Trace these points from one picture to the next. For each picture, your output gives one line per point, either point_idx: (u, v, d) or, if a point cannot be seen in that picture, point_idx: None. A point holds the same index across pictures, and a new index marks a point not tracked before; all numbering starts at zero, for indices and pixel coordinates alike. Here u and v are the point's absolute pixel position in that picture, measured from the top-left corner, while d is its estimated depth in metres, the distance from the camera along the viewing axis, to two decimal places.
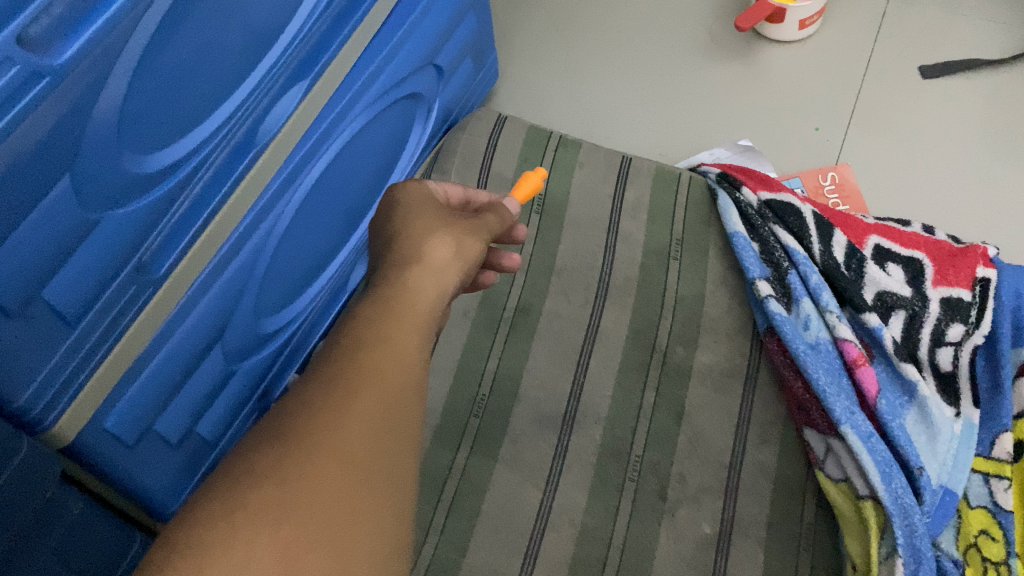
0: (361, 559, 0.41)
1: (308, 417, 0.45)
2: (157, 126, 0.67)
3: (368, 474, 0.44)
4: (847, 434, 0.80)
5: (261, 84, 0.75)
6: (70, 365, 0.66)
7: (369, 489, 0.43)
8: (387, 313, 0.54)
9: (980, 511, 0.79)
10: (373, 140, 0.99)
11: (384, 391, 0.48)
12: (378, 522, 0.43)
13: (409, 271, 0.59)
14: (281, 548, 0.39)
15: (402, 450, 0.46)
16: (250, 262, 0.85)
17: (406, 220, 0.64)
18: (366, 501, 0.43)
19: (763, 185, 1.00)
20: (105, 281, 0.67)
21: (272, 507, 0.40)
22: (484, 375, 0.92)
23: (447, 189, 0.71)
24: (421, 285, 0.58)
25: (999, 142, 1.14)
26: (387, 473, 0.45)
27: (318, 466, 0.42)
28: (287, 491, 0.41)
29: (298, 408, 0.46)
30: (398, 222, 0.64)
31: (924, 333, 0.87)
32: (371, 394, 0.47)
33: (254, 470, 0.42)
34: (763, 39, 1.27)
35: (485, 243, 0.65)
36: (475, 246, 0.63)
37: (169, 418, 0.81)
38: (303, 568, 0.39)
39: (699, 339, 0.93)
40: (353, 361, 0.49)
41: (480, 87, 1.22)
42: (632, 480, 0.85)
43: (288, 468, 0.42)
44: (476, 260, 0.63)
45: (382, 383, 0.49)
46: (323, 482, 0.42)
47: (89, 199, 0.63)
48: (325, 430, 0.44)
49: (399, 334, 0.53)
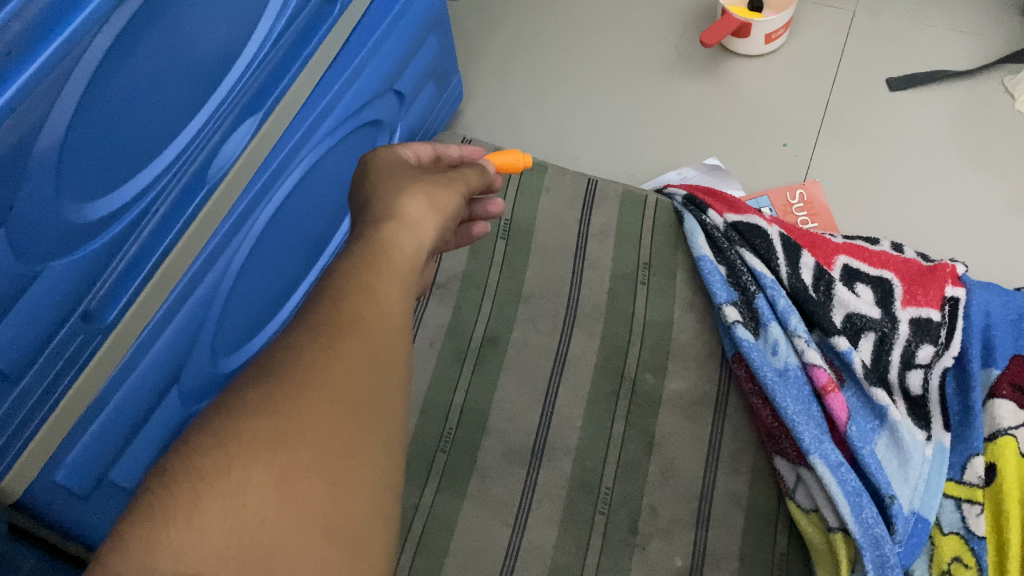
0: (358, 502, 0.37)
1: (294, 360, 0.41)
2: (101, 171, 0.64)
3: (362, 408, 0.40)
4: (816, 464, 0.79)
5: (210, 121, 0.73)
6: (14, 421, 0.64)
7: (364, 423, 0.40)
8: (364, 264, 0.50)
9: (953, 538, 0.77)
10: (334, 169, 0.97)
11: (371, 337, 0.44)
12: (372, 456, 0.39)
13: (383, 226, 0.55)
14: (276, 475, 0.36)
15: (393, 392, 0.43)
16: (208, 298, 0.82)
17: (375, 185, 0.60)
18: (359, 437, 0.39)
19: (730, 208, 1.00)
20: (47, 334, 0.64)
21: (267, 437, 0.37)
22: (451, 409, 0.90)
23: (416, 150, 0.65)
24: (396, 238, 0.54)
25: (968, 153, 1.13)
26: (381, 410, 0.41)
27: (311, 401, 0.39)
28: (282, 420, 0.38)
29: (285, 351, 0.42)
30: (369, 187, 0.60)
31: (894, 356, 0.87)
32: (358, 338, 0.43)
33: (243, 403, 0.39)
34: (729, 54, 1.26)
35: (456, 201, 0.62)
36: (444, 198, 0.61)
37: (125, 466, 0.78)
38: (301, 496, 0.36)
39: (668, 366, 0.92)
40: (338, 309, 0.45)
41: (445, 109, 1.20)
42: (602, 513, 0.84)
43: (283, 399, 0.39)
44: (447, 220, 0.60)
45: (368, 329, 0.44)
46: (316, 418, 0.38)
47: (27, 254, 0.60)
48: (316, 369, 0.41)
49: (381, 284, 0.48)
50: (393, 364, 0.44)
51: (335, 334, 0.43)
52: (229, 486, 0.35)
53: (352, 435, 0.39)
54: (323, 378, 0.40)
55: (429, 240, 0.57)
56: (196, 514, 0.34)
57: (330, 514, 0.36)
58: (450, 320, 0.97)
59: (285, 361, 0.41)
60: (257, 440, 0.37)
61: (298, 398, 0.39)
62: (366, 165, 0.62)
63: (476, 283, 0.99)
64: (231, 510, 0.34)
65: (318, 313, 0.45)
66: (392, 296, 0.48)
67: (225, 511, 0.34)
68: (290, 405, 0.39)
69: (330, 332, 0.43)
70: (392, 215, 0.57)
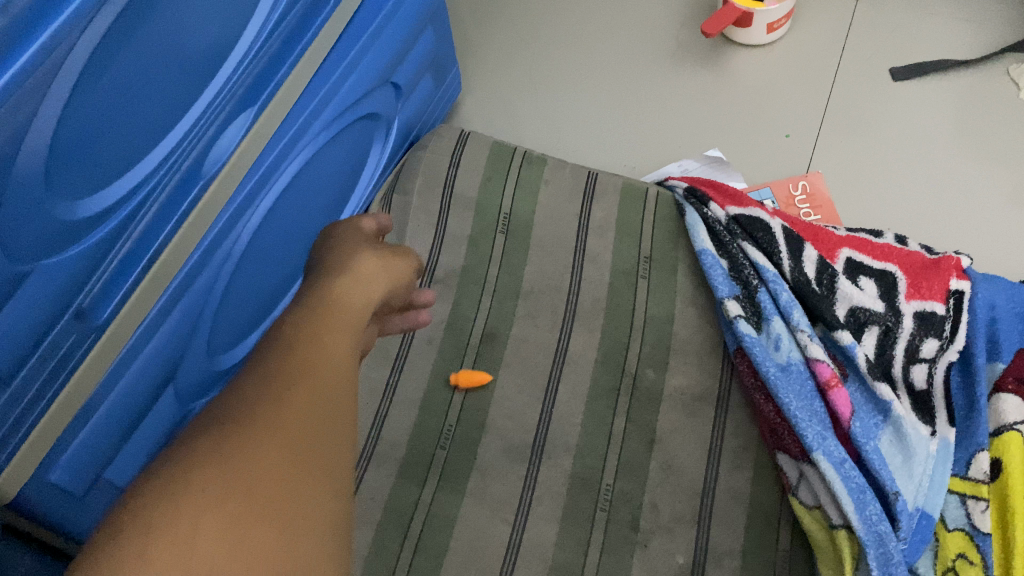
0: (313, 544, 0.35)
1: (242, 406, 0.39)
2: (92, 168, 0.63)
3: (312, 450, 0.38)
4: (819, 461, 0.78)
5: (203, 117, 0.72)
6: (6, 421, 0.63)
7: (315, 464, 0.38)
8: (316, 317, 0.49)
9: (958, 534, 0.76)
10: (331, 163, 0.96)
11: (320, 384, 0.43)
12: (325, 497, 0.37)
13: (334, 280, 0.55)
14: (228, 516, 0.33)
15: (344, 438, 0.41)
16: (203, 295, 0.81)
17: (331, 248, 0.61)
18: (312, 478, 0.37)
19: (731, 201, 0.98)
20: (39, 334, 0.63)
21: (217, 473, 0.35)
22: (450, 406, 0.89)
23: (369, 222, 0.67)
24: (345, 292, 0.54)
25: (972, 143, 1.12)
26: (334, 454, 0.39)
27: (262, 443, 0.37)
28: (231, 462, 0.35)
29: (233, 399, 0.40)
30: (325, 250, 0.62)
31: (898, 350, 0.86)
32: (306, 384, 0.42)
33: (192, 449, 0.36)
34: (731, 44, 1.24)
35: (406, 262, 0.62)
36: (400, 263, 0.61)
37: (121, 465, 0.77)
38: (253, 537, 0.33)
39: (669, 362, 0.91)
40: (286, 359, 0.44)
41: (442, 103, 1.19)
42: (603, 510, 0.83)
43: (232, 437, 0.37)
44: (401, 278, 0.60)
45: (316, 377, 0.43)
46: (266, 460, 0.36)
47: (16, 251, 0.59)
48: (265, 414, 0.39)
49: (330, 337, 0.47)
50: (344, 411, 0.42)
51: (283, 383, 0.41)
52: (182, 519, 0.33)
53: (305, 475, 0.37)
54: (273, 417, 0.39)
55: (379, 295, 0.57)
56: (148, 551, 0.31)
57: (285, 555, 0.33)
58: (449, 316, 0.95)
59: (228, 407, 0.40)
60: (206, 482, 0.34)
61: (249, 435, 0.37)
62: (325, 235, 0.65)
63: (475, 279, 0.98)
64: (181, 556, 0.31)
65: (267, 363, 0.43)
66: (343, 348, 0.48)
67: (174, 557, 0.31)
68: (240, 439, 0.37)
69: (277, 380, 0.42)
70: (345, 271, 0.57)
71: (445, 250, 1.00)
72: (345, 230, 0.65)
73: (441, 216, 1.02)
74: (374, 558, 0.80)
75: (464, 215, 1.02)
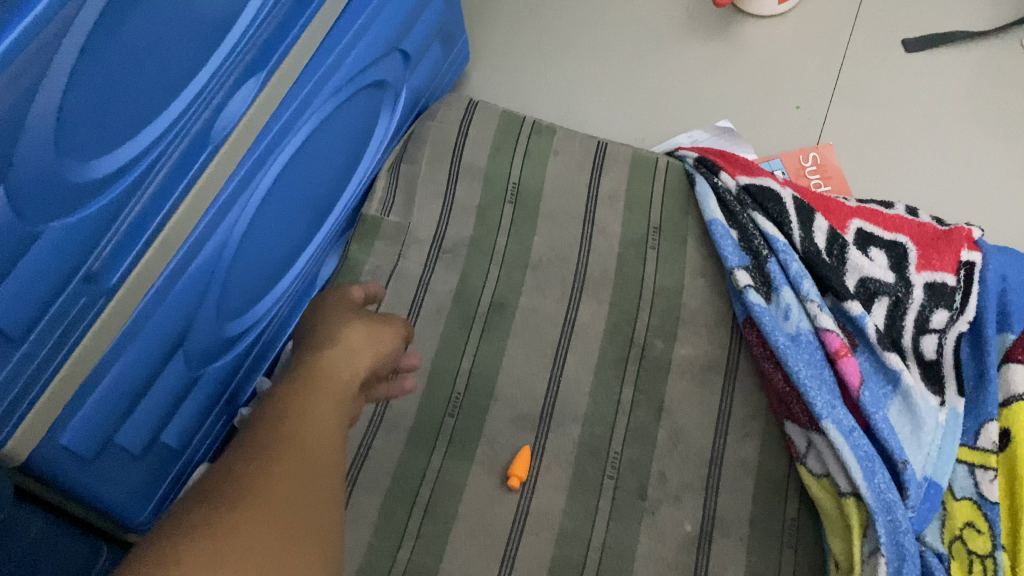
0: None
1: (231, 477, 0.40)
2: (101, 130, 0.63)
3: (297, 512, 0.39)
4: (828, 429, 0.78)
5: (211, 82, 0.71)
6: (19, 382, 0.63)
7: (297, 524, 0.39)
8: (306, 386, 0.53)
9: (966, 503, 0.77)
10: (339, 130, 0.95)
11: (305, 455, 0.44)
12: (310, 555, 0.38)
13: (326, 350, 0.59)
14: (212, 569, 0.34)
15: (329, 504, 0.42)
16: (212, 262, 0.80)
17: (322, 323, 0.66)
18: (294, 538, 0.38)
19: (742, 171, 0.99)
20: (50, 294, 0.63)
21: (203, 534, 0.36)
22: (458, 374, 0.89)
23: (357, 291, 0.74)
24: (335, 362, 0.58)
25: (982, 117, 1.12)
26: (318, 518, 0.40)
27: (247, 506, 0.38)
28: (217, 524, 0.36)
29: (223, 471, 0.41)
30: (314, 324, 0.67)
31: (908, 320, 0.86)
32: (291, 455, 0.43)
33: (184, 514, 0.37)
34: (741, 14, 1.23)
35: (394, 330, 0.66)
36: (388, 333, 0.65)
37: (131, 430, 0.77)
38: None
39: (678, 332, 0.91)
40: (271, 432, 0.45)
41: (450, 73, 1.18)
42: (611, 478, 0.83)
43: (206, 552, 0.35)
44: (389, 349, 0.64)
45: (301, 448, 0.44)
46: (251, 519, 0.37)
47: (27, 211, 0.59)
48: (251, 481, 0.40)
49: (317, 411, 0.50)
50: (329, 482, 0.44)
51: (269, 452, 0.43)
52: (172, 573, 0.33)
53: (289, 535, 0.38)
54: (258, 482, 0.40)
55: (367, 365, 0.60)
56: None
57: None
58: (457, 286, 0.95)
59: (214, 479, 0.41)
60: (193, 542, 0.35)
61: (237, 502, 0.38)
62: (319, 309, 0.70)
63: (483, 249, 0.97)
64: None
65: (256, 437, 0.45)
66: (328, 412, 0.51)
67: None
68: (227, 504, 0.38)
69: (264, 450, 0.43)
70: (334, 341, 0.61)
71: (454, 220, 1.00)
72: (333, 301, 0.71)
73: (450, 186, 1.02)
74: (383, 524, 0.81)
75: (473, 185, 1.01)
